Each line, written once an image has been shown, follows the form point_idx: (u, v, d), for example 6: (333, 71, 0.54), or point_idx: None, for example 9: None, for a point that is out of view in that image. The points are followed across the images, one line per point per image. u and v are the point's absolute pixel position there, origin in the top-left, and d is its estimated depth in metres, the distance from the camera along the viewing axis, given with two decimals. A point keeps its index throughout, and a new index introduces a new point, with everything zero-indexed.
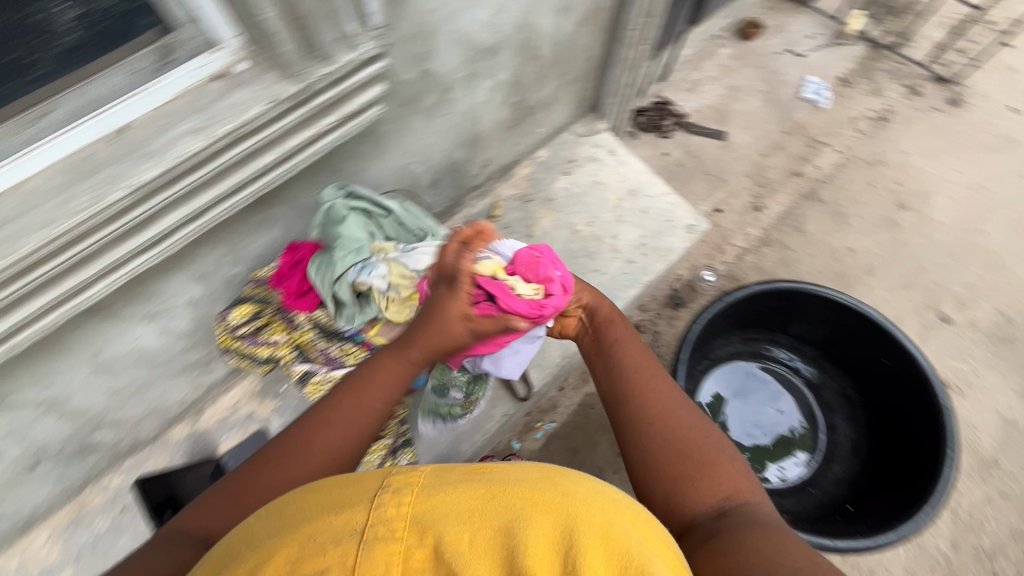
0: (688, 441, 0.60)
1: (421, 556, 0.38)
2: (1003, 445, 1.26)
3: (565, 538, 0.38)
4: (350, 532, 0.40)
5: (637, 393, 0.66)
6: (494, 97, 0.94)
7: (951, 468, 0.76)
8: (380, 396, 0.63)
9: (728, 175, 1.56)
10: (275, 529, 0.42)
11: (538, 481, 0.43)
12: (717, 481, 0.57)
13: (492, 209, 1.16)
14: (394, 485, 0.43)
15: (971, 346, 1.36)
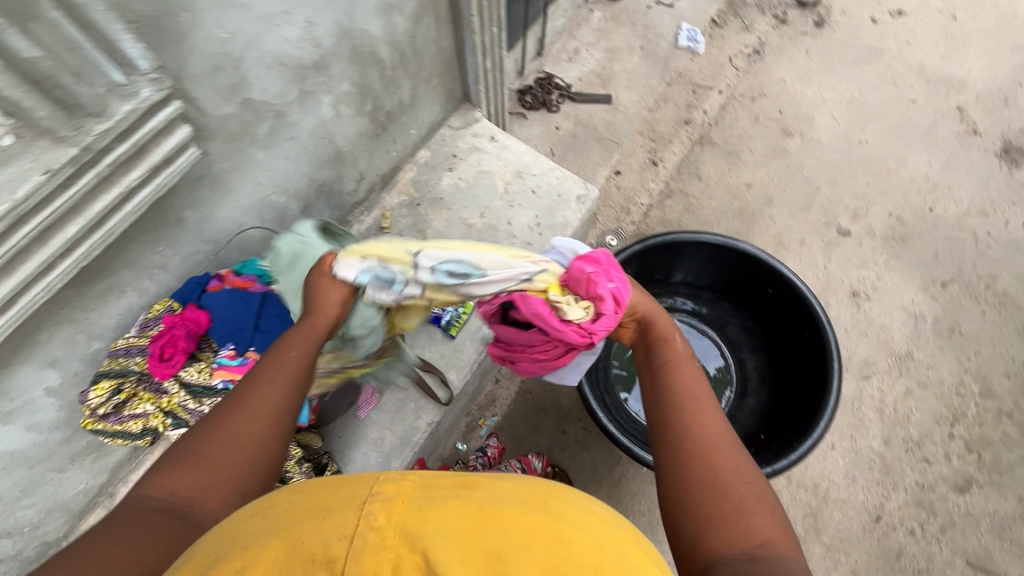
0: (729, 477, 0.54)
1: (410, 566, 0.41)
2: (913, 339, 1.33)
3: (560, 564, 0.42)
4: (338, 537, 0.42)
5: (678, 411, 0.61)
6: (342, 110, 0.92)
7: (837, 378, 0.83)
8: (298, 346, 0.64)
9: (622, 137, 1.57)
10: (258, 530, 0.44)
11: (532, 502, 0.48)
12: (752, 528, 0.50)
13: (381, 221, 1.13)
14: (382, 495, 0.46)
15: (872, 253, 1.43)
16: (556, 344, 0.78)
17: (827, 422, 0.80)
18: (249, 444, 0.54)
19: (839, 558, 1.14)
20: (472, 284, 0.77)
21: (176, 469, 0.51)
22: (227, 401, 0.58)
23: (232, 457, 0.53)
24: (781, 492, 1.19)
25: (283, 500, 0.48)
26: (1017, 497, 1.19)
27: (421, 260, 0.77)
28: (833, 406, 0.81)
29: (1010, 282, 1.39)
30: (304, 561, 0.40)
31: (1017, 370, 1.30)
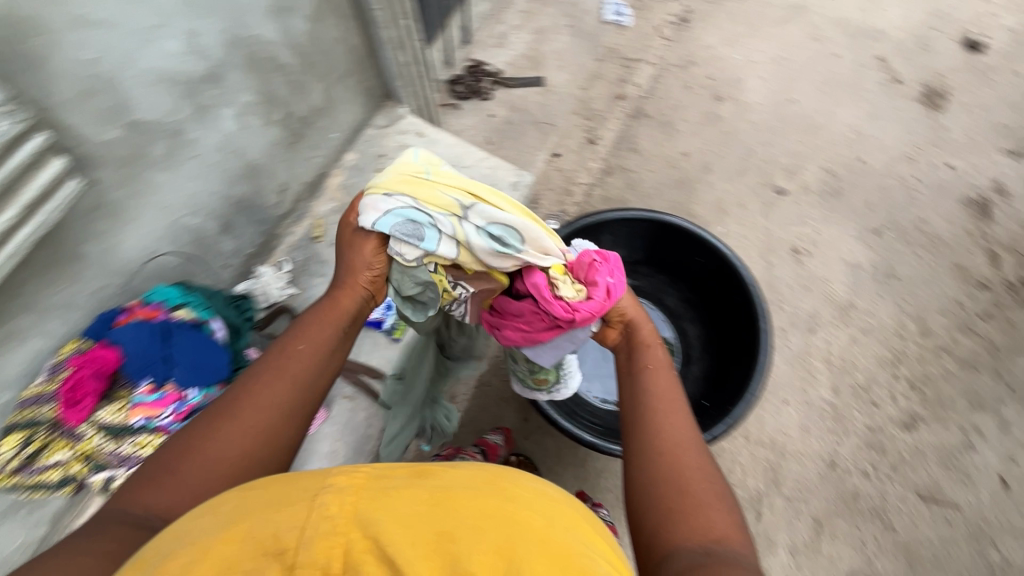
0: (692, 476, 0.58)
1: (363, 548, 0.40)
2: (853, 288, 1.37)
3: (509, 543, 0.42)
4: (289, 528, 0.41)
5: (650, 417, 0.66)
6: (249, 121, 0.89)
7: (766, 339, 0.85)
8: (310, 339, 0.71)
9: (558, 118, 1.56)
10: (207, 527, 0.42)
11: (481, 486, 0.47)
12: (709, 524, 0.53)
13: (313, 231, 1.09)
14: (336, 487, 0.45)
15: (809, 208, 1.46)
16: (540, 319, 0.79)
17: (758, 384, 0.83)
18: (230, 461, 0.58)
19: (800, 508, 1.18)
20: (506, 242, 0.76)
21: (159, 484, 0.55)
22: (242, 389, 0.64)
23: (213, 474, 0.57)
24: (740, 451, 1.22)
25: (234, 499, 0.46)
26: (960, 427, 1.24)
27: (472, 216, 0.77)
28: (764, 370, 0.83)
29: (939, 222, 1.44)
30: (254, 553, 0.40)
31: (951, 307, 1.35)
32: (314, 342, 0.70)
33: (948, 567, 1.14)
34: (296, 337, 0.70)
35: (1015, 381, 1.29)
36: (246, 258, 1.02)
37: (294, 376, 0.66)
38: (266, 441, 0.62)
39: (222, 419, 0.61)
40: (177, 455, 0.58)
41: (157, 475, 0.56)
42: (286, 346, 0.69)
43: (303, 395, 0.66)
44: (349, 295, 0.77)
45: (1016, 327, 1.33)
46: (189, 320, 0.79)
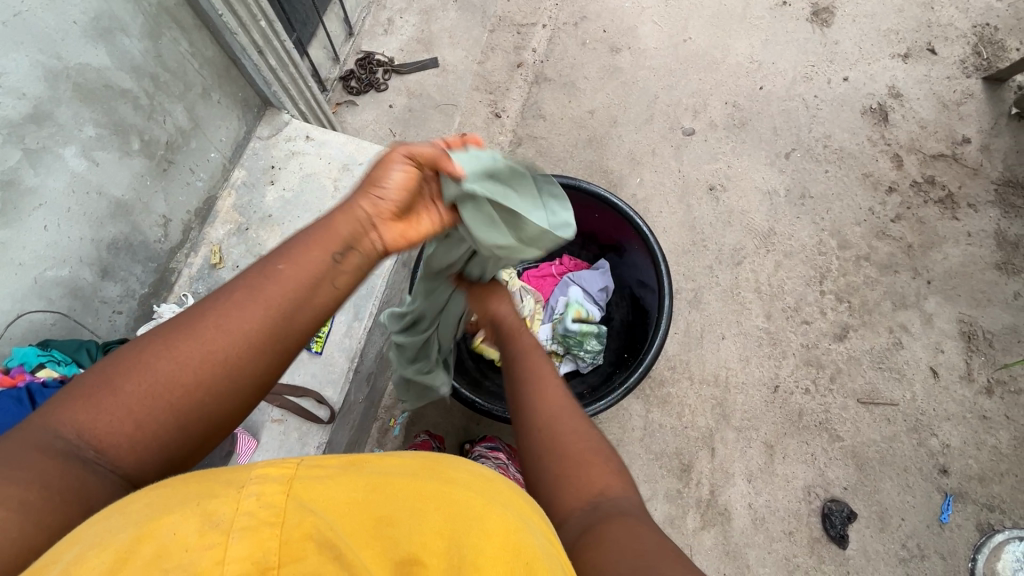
0: (571, 442, 0.55)
1: (301, 538, 0.34)
2: (772, 215, 1.40)
3: (446, 525, 0.36)
4: (217, 521, 0.34)
5: (526, 409, 0.61)
6: (101, 157, 0.84)
7: (669, 277, 0.95)
8: (287, 265, 0.51)
9: (459, 98, 1.52)
10: (116, 525, 0.34)
11: (420, 469, 0.41)
12: (589, 479, 0.51)
13: (211, 257, 1.03)
14: (266, 477, 0.37)
15: (719, 145, 1.47)
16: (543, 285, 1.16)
17: (668, 318, 0.94)
18: (179, 395, 0.44)
19: (751, 435, 1.21)
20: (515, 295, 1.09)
21: (89, 402, 0.42)
22: (186, 315, 0.47)
23: (158, 405, 0.43)
24: (687, 393, 1.24)
25: (143, 495, 0.37)
26: (887, 329, 1.29)
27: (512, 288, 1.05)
28: (667, 313, 0.93)
29: (843, 136, 1.47)
30: (175, 550, 0.33)
31: (865, 215, 1.39)
32: (304, 268, 0.51)
33: (894, 462, 1.19)
34: (283, 252, 0.52)
35: (932, 274, 1.34)
36: (141, 299, 0.96)
37: (274, 305, 0.48)
38: (233, 382, 0.46)
39: (181, 337, 0.45)
40: (113, 373, 0.43)
41: (92, 390, 0.43)
42: (269, 263, 0.51)
43: (283, 329, 0.49)
44: (348, 215, 0.56)
45: (927, 223, 1.38)
46: (54, 377, 0.68)
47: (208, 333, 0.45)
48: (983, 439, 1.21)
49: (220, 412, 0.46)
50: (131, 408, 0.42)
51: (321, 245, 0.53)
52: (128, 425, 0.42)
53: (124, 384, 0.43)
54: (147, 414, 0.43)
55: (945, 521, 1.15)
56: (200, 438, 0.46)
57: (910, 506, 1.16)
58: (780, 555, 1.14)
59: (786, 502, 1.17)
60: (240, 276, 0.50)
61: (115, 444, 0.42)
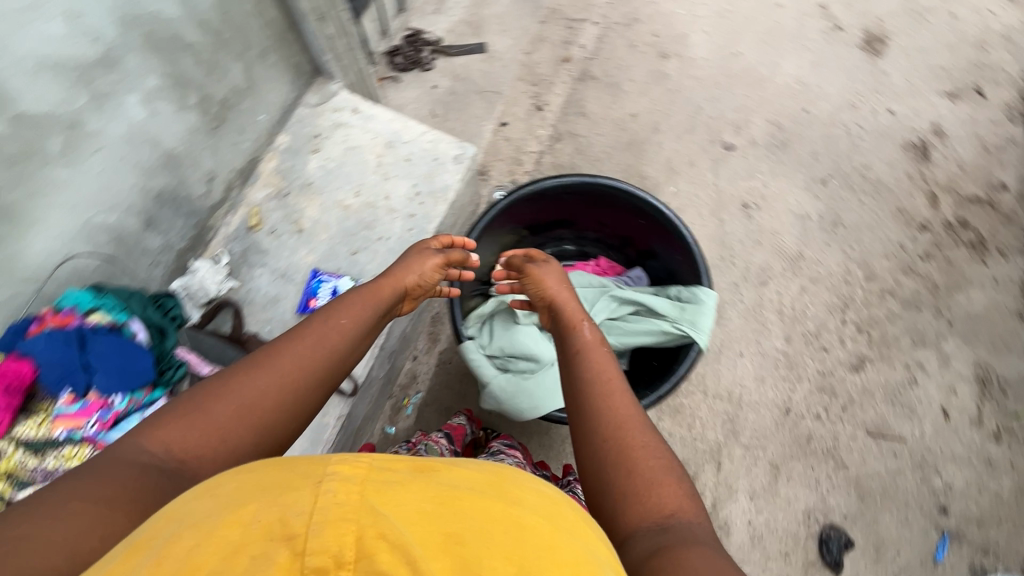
0: (641, 456, 0.55)
1: (376, 537, 0.34)
2: (802, 239, 1.40)
3: (517, 548, 0.36)
4: (297, 512, 0.35)
5: (596, 402, 0.62)
6: (159, 108, 0.83)
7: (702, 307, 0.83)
8: (347, 316, 0.67)
9: (502, 86, 1.51)
10: (208, 509, 0.37)
11: (483, 487, 0.41)
12: (663, 497, 0.52)
13: (249, 219, 1.05)
14: (341, 475, 0.38)
15: (756, 162, 1.47)
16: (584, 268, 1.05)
17: (692, 360, 0.80)
18: (259, 417, 0.54)
19: (758, 454, 1.22)
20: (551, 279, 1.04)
21: (176, 425, 0.50)
22: (261, 352, 0.60)
23: (243, 424, 0.53)
24: (699, 406, 1.25)
25: (228, 480, 0.40)
26: (904, 365, 1.30)
27: None
28: (690, 358, 0.80)
29: (882, 168, 1.47)
30: (260, 539, 0.34)
31: (895, 250, 1.39)
32: (356, 322, 0.68)
33: (896, 496, 1.21)
34: (340, 311, 0.68)
35: (954, 316, 1.34)
36: (178, 253, 0.98)
37: (328, 343, 0.63)
38: (298, 405, 0.58)
39: (260, 370, 0.57)
40: (201, 400, 0.53)
41: (183, 413, 0.51)
42: (328, 316, 0.66)
43: (335, 368, 0.63)
44: (383, 288, 0.74)
45: (955, 265, 1.39)
46: (105, 324, 0.69)
47: (283, 368, 0.58)
48: (986, 483, 1.22)
49: (281, 433, 0.56)
50: (222, 428, 0.52)
51: (368, 304, 0.71)
52: (215, 440, 0.51)
53: (221, 404, 0.53)
54: (231, 431, 0.52)
55: (940, 559, 1.17)
56: (265, 452, 0.55)
57: (907, 540, 1.18)
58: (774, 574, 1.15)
59: (785, 523, 1.18)
60: (304, 326, 0.64)
61: (200, 457, 0.50)
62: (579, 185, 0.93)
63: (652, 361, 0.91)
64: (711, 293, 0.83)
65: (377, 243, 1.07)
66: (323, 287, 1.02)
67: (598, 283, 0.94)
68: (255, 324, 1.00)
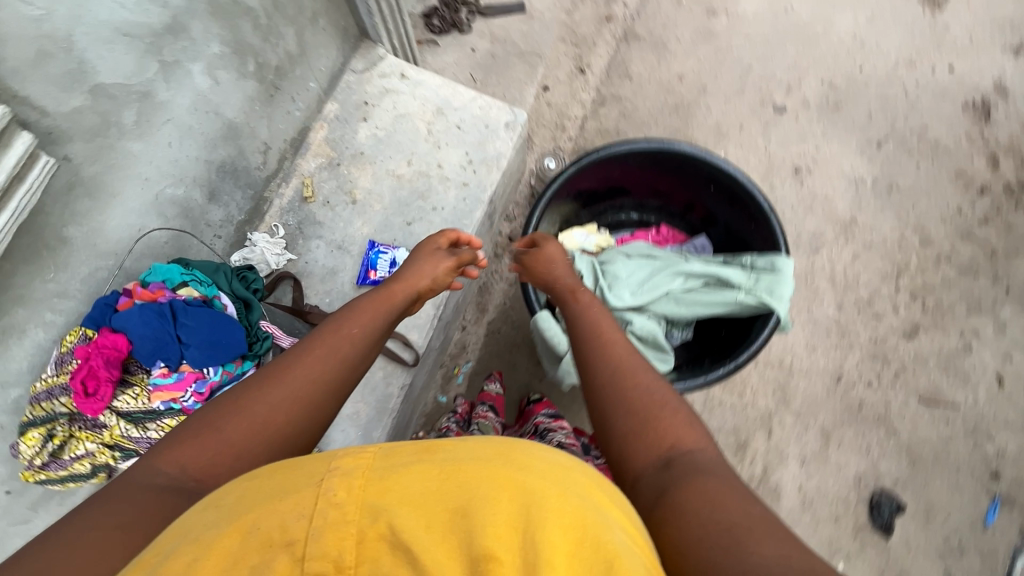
0: (638, 397, 0.55)
1: (375, 537, 0.36)
2: (855, 204, 1.36)
3: (523, 515, 0.35)
4: (298, 517, 0.37)
5: (591, 359, 0.62)
6: (220, 77, 0.81)
7: (778, 275, 0.82)
8: (356, 324, 0.67)
9: (544, 48, 1.46)
10: (211, 520, 0.39)
11: (491, 454, 0.41)
12: (662, 431, 0.51)
13: (303, 190, 1.04)
14: (341, 470, 0.40)
15: (809, 125, 1.41)
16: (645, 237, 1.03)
17: (769, 331, 0.80)
18: (271, 433, 0.54)
19: (809, 421, 1.23)
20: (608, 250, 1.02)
21: (189, 444, 0.51)
22: (273, 364, 0.60)
23: (255, 439, 0.53)
24: (750, 374, 1.25)
25: (232, 490, 0.43)
26: (959, 332, 1.28)
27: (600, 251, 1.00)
28: (766, 330, 0.80)
29: (940, 129, 1.41)
30: (261, 547, 0.36)
31: (952, 214, 1.35)
32: (366, 328, 0.68)
33: (947, 462, 1.21)
34: (352, 319, 0.68)
35: (1012, 282, 1.31)
36: (238, 226, 0.98)
37: (340, 354, 0.63)
38: (315, 412, 0.58)
39: (272, 384, 0.57)
40: (212, 419, 0.54)
41: (192, 436, 0.52)
42: (339, 326, 0.66)
43: (349, 372, 0.63)
44: (390, 295, 0.75)
45: (1014, 230, 1.35)
46: (196, 298, 0.71)
47: (293, 382, 0.58)
48: None
49: (300, 441, 0.56)
50: (234, 445, 0.52)
51: (377, 310, 0.71)
52: (229, 457, 0.51)
53: (232, 422, 0.53)
54: (243, 446, 0.52)
55: (990, 523, 1.18)
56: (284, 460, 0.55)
57: (957, 504, 1.19)
58: (825, 537, 1.17)
59: (835, 488, 1.20)
60: (315, 337, 0.64)
61: (213, 474, 0.50)
62: (649, 151, 0.90)
63: (720, 330, 0.91)
64: (789, 260, 0.82)
65: (431, 213, 1.06)
66: (382, 258, 1.02)
67: (662, 256, 0.92)
68: (315, 296, 1.01)
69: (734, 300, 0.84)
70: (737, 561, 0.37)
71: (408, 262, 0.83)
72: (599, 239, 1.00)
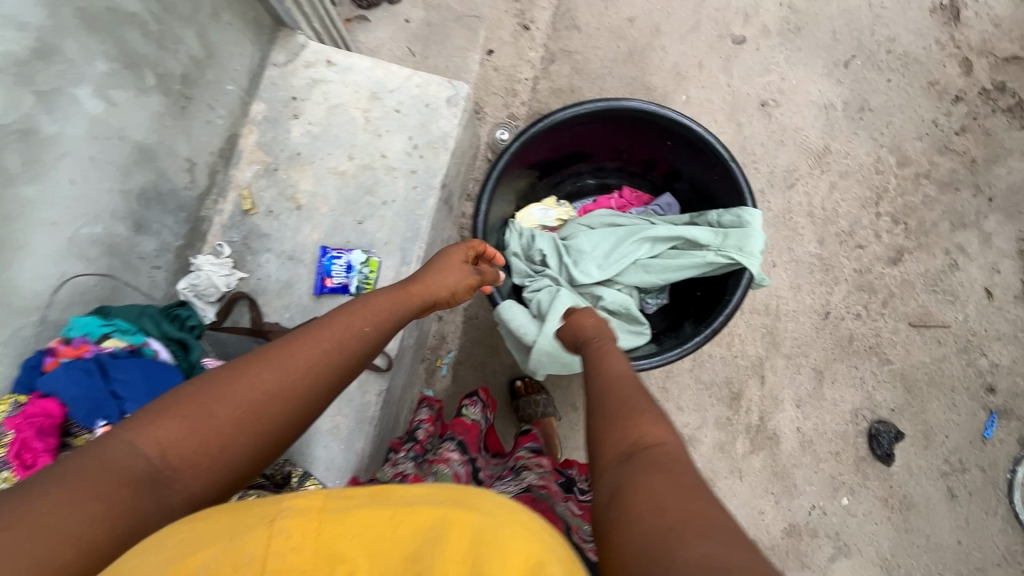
0: (609, 400, 0.53)
1: None
2: (827, 131, 1.30)
3: (474, 557, 0.35)
4: (251, 558, 0.36)
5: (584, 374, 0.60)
6: (116, 96, 0.73)
7: (746, 229, 0.78)
8: (369, 321, 0.63)
9: (482, 8, 1.36)
10: (149, 558, 0.36)
11: (445, 497, 0.39)
12: (632, 427, 0.48)
13: (242, 203, 0.98)
14: (295, 509, 0.39)
15: (771, 53, 1.34)
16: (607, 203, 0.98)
17: (743, 289, 0.76)
18: (261, 426, 0.51)
19: (801, 362, 1.21)
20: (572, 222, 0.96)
21: (175, 423, 0.47)
22: (273, 345, 0.56)
23: (244, 433, 0.50)
24: (737, 323, 1.22)
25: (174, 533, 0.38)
26: (944, 250, 1.25)
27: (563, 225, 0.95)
28: (741, 289, 0.76)
29: (909, 39, 1.34)
30: None
31: (928, 129, 1.30)
32: (379, 327, 0.64)
33: (942, 383, 1.20)
34: (370, 315, 0.64)
35: (995, 191, 1.27)
36: (177, 252, 0.92)
37: (346, 351, 0.59)
38: (308, 413, 0.55)
39: (276, 375, 0.53)
40: (206, 400, 0.49)
41: (181, 412, 0.48)
42: (351, 317, 0.62)
43: (349, 375, 0.60)
44: (407, 302, 0.69)
45: (993, 135, 1.29)
46: (123, 349, 0.67)
47: (293, 372, 0.54)
48: None
49: (285, 441, 0.54)
50: (221, 435, 0.49)
51: (393, 305, 0.67)
52: (214, 448, 0.48)
53: (225, 410, 0.49)
54: (231, 440, 0.49)
55: (988, 437, 1.18)
56: (261, 461, 0.53)
57: (955, 423, 1.19)
58: (827, 474, 1.17)
59: (833, 425, 1.19)
60: (323, 322, 0.60)
61: (194, 465, 0.47)
62: (599, 111, 0.84)
63: (695, 291, 0.88)
64: (756, 212, 0.77)
65: (382, 207, 1.00)
66: (337, 264, 0.96)
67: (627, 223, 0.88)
68: (274, 313, 0.96)
69: (704, 261, 0.79)
70: (661, 570, 0.34)
71: (436, 259, 0.75)
72: (562, 212, 0.95)
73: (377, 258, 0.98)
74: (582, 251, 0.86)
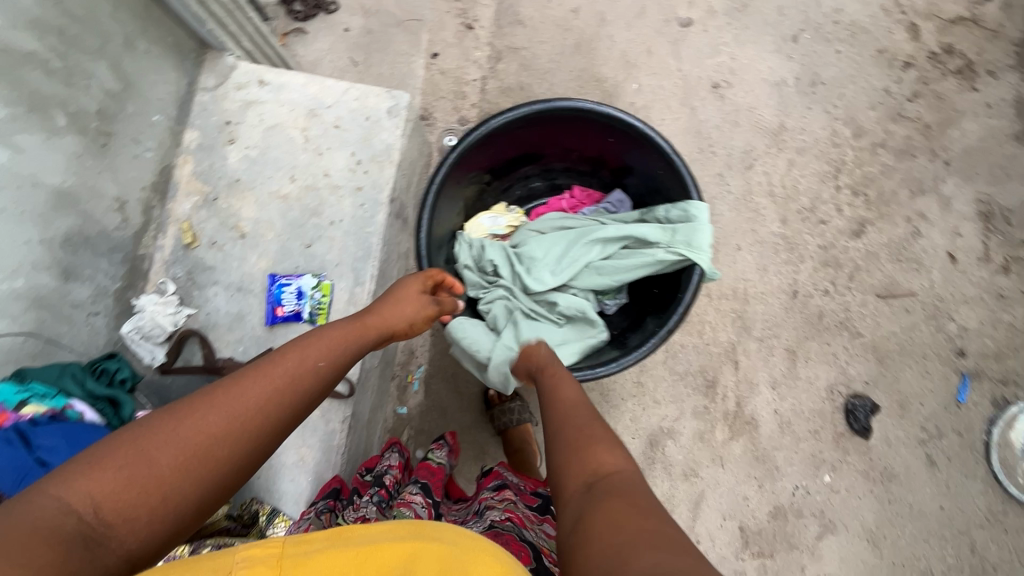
0: (570, 429, 0.51)
1: None
2: (782, 108, 1.29)
3: None
4: None
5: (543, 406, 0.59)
6: (23, 141, 0.69)
7: (694, 222, 0.77)
8: (324, 355, 0.60)
9: (422, 11, 1.32)
10: None
11: (398, 528, 0.42)
12: (593, 456, 0.46)
13: (183, 237, 0.94)
14: (252, 560, 0.39)
15: (719, 34, 1.32)
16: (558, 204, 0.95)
17: (697, 283, 0.75)
18: (207, 472, 0.48)
19: (773, 343, 1.20)
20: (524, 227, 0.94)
21: (110, 475, 0.44)
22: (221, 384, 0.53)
23: (188, 481, 0.47)
24: (706, 310, 1.21)
25: None
26: (905, 219, 1.25)
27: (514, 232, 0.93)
28: (693, 284, 0.75)
29: (855, 8, 1.33)
30: None
31: (880, 97, 1.29)
32: (334, 361, 0.61)
33: (913, 351, 1.20)
34: (325, 350, 0.61)
35: (951, 155, 1.27)
36: (117, 294, 0.88)
37: (300, 386, 0.56)
38: (259, 454, 0.52)
39: (224, 417, 0.50)
40: (145, 448, 0.46)
41: (118, 462, 0.45)
42: (305, 350, 0.59)
43: (302, 412, 0.57)
44: (363, 335, 0.66)
45: (945, 99, 1.29)
46: (43, 414, 0.65)
47: (241, 413, 0.51)
48: (1000, 317, 1.22)
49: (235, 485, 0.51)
50: (162, 485, 0.46)
51: (349, 338, 0.64)
52: (155, 499, 0.45)
53: (166, 458, 0.46)
54: (176, 490, 0.46)
55: (962, 401, 1.19)
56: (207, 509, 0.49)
57: (929, 390, 1.19)
58: (808, 453, 1.17)
59: (810, 403, 1.18)
60: (274, 356, 0.57)
61: (132, 520, 0.44)
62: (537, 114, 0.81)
63: (652, 289, 0.86)
64: (702, 206, 0.76)
65: (330, 228, 0.97)
66: (287, 291, 0.93)
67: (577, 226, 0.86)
68: (227, 348, 0.92)
69: (654, 259, 0.78)
70: None
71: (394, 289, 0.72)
72: (512, 218, 0.93)
73: (329, 281, 0.95)
74: (533, 258, 0.83)
